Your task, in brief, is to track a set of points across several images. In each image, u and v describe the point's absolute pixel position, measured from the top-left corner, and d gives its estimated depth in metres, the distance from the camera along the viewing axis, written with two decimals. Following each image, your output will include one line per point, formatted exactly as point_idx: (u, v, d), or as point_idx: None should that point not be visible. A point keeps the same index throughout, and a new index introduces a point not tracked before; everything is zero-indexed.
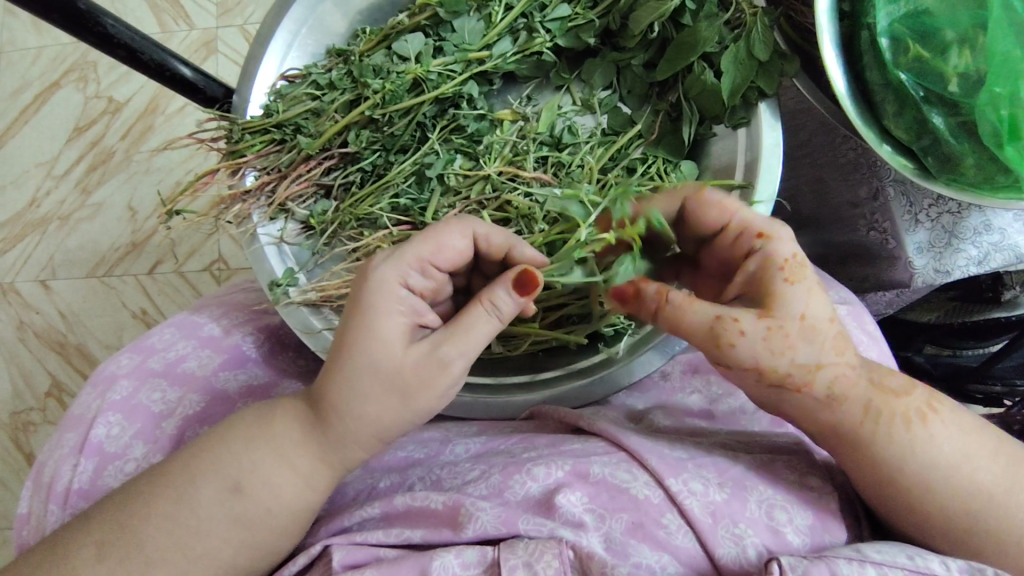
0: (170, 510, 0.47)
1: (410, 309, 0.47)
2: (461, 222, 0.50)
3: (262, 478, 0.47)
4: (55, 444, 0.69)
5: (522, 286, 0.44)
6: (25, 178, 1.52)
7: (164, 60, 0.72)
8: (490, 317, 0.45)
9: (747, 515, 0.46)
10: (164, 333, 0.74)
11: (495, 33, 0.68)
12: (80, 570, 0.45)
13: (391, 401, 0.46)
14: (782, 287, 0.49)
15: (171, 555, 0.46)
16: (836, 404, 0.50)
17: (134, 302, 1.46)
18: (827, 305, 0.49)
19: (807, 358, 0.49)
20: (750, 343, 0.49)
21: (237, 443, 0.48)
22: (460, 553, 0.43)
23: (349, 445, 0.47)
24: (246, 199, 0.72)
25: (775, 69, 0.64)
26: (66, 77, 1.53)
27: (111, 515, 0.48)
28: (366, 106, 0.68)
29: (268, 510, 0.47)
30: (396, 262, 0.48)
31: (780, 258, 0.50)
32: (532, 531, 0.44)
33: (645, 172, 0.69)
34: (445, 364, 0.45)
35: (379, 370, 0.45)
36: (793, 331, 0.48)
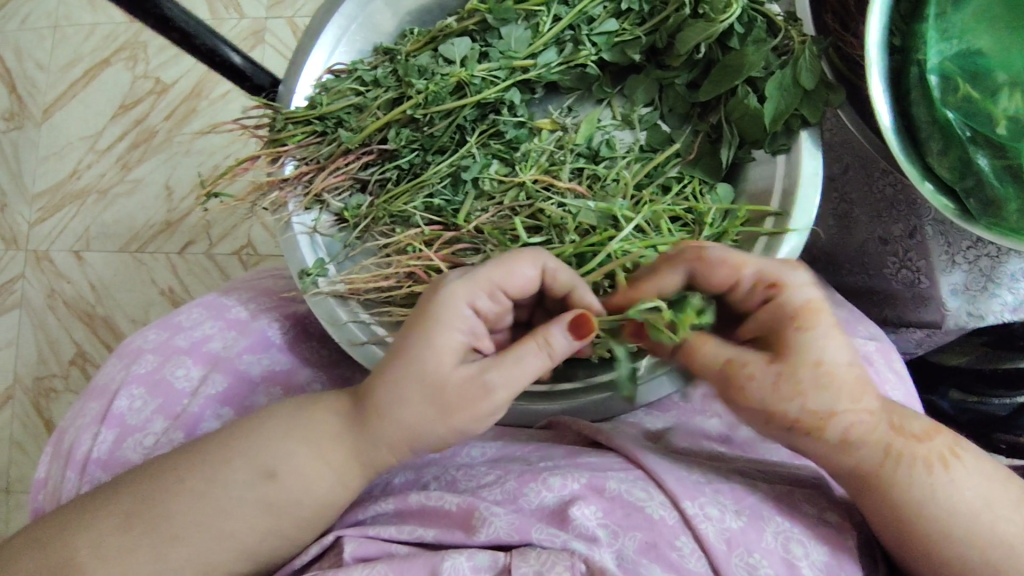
0: (200, 487, 0.46)
1: (470, 329, 0.46)
2: (536, 253, 0.48)
3: (295, 468, 0.47)
4: (76, 413, 0.71)
5: (576, 329, 0.45)
6: (69, 150, 1.57)
7: (216, 45, 0.73)
8: (543, 353, 0.44)
9: (763, 545, 0.46)
10: (192, 312, 0.76)
11: (541, 42, 0.68)
12: (106, 536, 0.46)
13: (429, 412, 0.45)
14: (798, 336, 0.46)
15: (193, 531, 0.46)
16: (852, 451, 0.49)
17: (164, 279, 1.49)
18: (848, 351, 0.46)
19: (820, 405, 0.46)
20: (759, 388, 0.47)
21: (276, 428, 0.48)
22: (472, 556, 0.44)
23: (384, 446, 0.46)
24: (284, 187, 0.73)
25: (820, 99, 0.64)
26: (115, 56, 1.57)
27: (140, 486, 0.48)
28: (408, 105, 0.69)
29: (297, 499, 0.47)
30: (469, 281, 0.47)
31: (794, 306, 0.46)
32: (545, 541, 0.44)
33: (679, 191, 0.69)
34: (489, 390, 0.44)
35: (427, 381, 0.45)
36: (805, 379, 0.46)
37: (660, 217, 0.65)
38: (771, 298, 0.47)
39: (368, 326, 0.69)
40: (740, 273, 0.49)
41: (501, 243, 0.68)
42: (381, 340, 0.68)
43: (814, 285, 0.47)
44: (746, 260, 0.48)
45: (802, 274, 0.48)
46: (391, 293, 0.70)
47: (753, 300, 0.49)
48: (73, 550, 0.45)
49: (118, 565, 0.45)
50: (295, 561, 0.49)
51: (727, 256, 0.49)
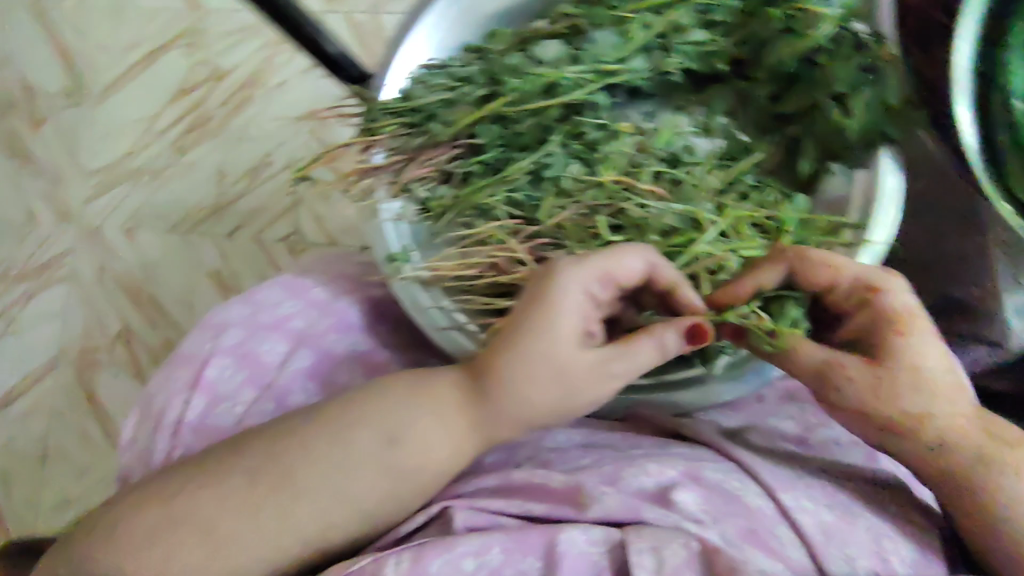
0: (327, 450, 0.51)
1: (587, 319, 0.51)
2: (647, 251, 0.50)
3: (418, 436, 0.52)
4: (164, 380, 0.74)
5: (691, 334, 0.50)
6: (125, 130, 1.59)
7: (319, 36, 0.78)
8: (655, 347, 0.51)
9: (857, 538, 0.50)
10: (272, 290, 0.77)
11: (633, 48, 0.70)
12: (236, 489, 0.51)
13: (555, 393, 0.51)
14: (895, 340, 0.53)
15: (318, 490, 0.51)
16: (946, 452, 0.54)
17: (212, 261, 1.52)
18: (943, 355, 0.54)
19: (914, 407, 0.53)
20: (858, 388, 0.54)
21: (397, 399, 0.53)
22: (586, 530, 0.47)
23: (505, 420, 0.52)
24: (375, 175, 0.77)
25: (907, 118, 0.67)
26: (176, 41, 1.60)
27: (267, 446, 0.53)
28: (500, 102, 0.71)
29: (418, 465, 0.52)
30: (581, 272, 0.50)
31: (894, 310, 0.53)
32: (657, 520, 0.48)
33: (758, 199, 0.70)
34: (609, 376, 0.51)
35: (556, 367, 0.50)
36: (903, 379, 0.53)
37: (742, 223, 0.67)
38: (870, 300, 0.54)
39: (449, 313, 0.72)
40: (841, 278, 0.54)
41: (584, 240, 0.71)
42: (463, 327, 0.71)
43: (909, 289, 0.54)
44: (848, 265, 0.54)
45: (897, 280, 0.54)
46: (473, 283, 0.72)
47: (850, 302, 0.55)
48: (201, 505, 0.51)
49: (248, 518, 0.50)
50: (400, 529, 0.53)
51: (829, 259, 0.54)
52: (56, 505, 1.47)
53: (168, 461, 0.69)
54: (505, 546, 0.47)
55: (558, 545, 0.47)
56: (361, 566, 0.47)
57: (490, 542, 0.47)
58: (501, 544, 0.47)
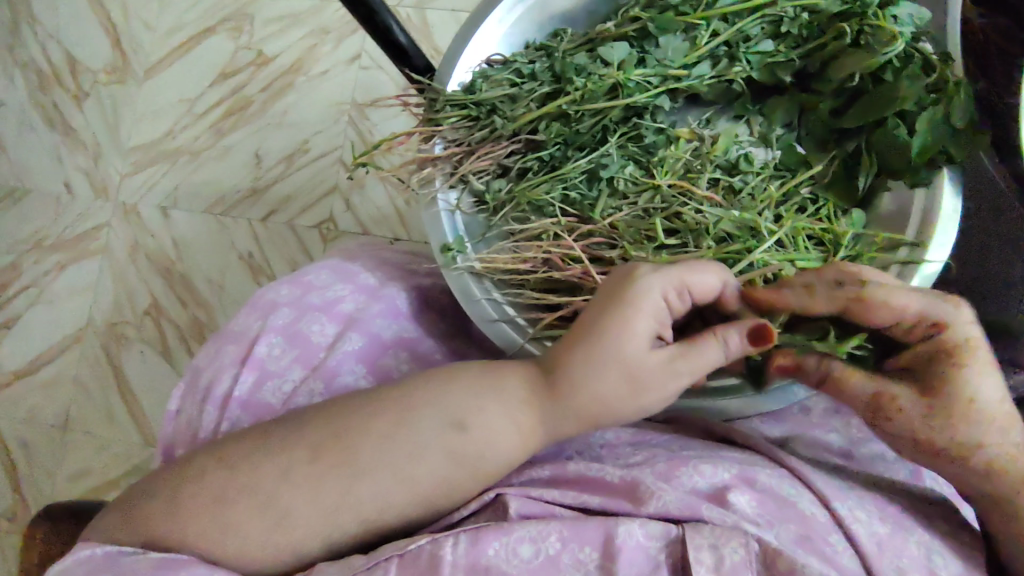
0: (393, 430, 0.51)
1: (660, 317, 0.50)
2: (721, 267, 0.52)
3: (483, 423, 0.51)
4: (213, 354, 0.75)
5: (757, 336, 0.48)
6: (167, 110, 1.61)
7: (390, 26, 0.78)
8: (721, 352, 0.50)
9: (910, 552, 0.49)
10: (321, 273, 0.79)
11: (697, 55, 0.72)
12: (297, 463, 0.52)
13: (622, 390, 0.50)
14: (954, 373, 0.52)
15: (378, 469, 0.51)
16: (994, 476, 0.53)
17: (244, 244, 1.54)
18: (999, 385, 0.52)
19: (966, 438, 0.52)
20: (909, 419, 0.53)
21: (462, 386, 0.52)
22: (645, 524, 0.47)
23: (571, 414, 0.51)
24: (436, 164, 0.77)
25: (966, 140, 0.66)
26: (221, 25, 1.63)
27: (330, 423, 0.53)
28: (564, 100, 0.72)
29: (479, 452, 0.51)
30: (662, 276, 0.51)
31: (955, 341, 0.52)
32: (716, 519, 0.48)
33: (813, 212, 0.72)
34: (677, 376, 0.50)
35: (625, 363, 0.50)
36: (958, 410, 0.52)
37: (801, 233, 0.67)
38: (932, 334, 0.52)
39: (500, 304, 0.72)
40: (904, 311, 0.52)
41: (638, 241, 0.71)
42: (513, 320, 0.71)
43: (972, 320, 0.52)
44: (911, 300, 0.51)
45: (962, 310, 0.52)
46: (526, 277, 0.73)
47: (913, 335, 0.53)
48: (261, 476, 0.52)
49: (306, 491, 0.51)
50: (453, 514, 0.54)
51: (892, 296, 0.51)
52: (75, 475, 1.48)
53: (215, 433, 0.69)
54: (562, 535, 0.47)
55: (615, 540, 0.46)
56: (420, 546, 0.48)
57: (547, 530, 0.47)
58: (558, 532, 0.47)
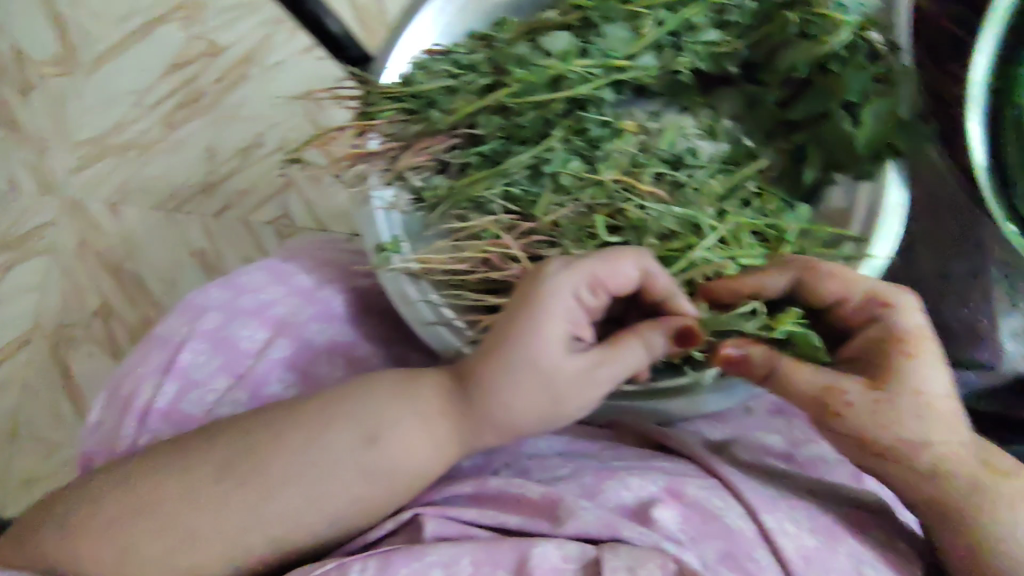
0: (306, 445, 0.52)
1: (575, 321, 0.51)
2: (640, 256, 0.51)
3: (396, 436, 0.52)
4: (135, 361, 0.72)
5: (683, 338, 0.51)
6: (114, 103, 1.49)
7: (319, 14, 0.75)
8: (645, 353, 0.52)
9: (837, 563, 0.48)
10: (254, 273, 0.75)
11: (641, 45, 0.69)
12: (202, 483, 0.52)
13: (543, 399, 0.51)
14: (900, 361, 0.51)
15: (288, 488, 0.52)
16: (937, 479, 0.52)
17: (197, 240, 1.48)
18: (947, 380, 0.51)
19: (913, 433, 0.51)
20: (857, 414, 0.51)
21: (379, 396, 0.54)
22: (561, 545, 0.46)
23: (490, 425, 0.52)
24: (368, 161, 0.74)
25: (915, 132, 0.64)
26: (172, 13, 1.48)
27: (244, 438, 0.54)
28: (503, 92, 0.68)
29: (394, 467, 0.52)
30: (573, 275, 0.51)
31: (902, 330, 0.51)
32: (636, 538, 0.46)
33: (760, 206, 0.69)
34: (598, 381, 0.51)
35: (543, 372, 0.50)
36: (904, 404, 0.50)
37: (743, 229, 0.65)
38: (879, 320, 0.52)
39: (437, 307, 0.69)
40: (848, 293, 0.53)
41: (580, 238, 0.69)
42: (449, 322, 0.69)
43: (920, 309, 0.52)
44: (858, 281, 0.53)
45: (909, 298, 0.52)
46: (465, 277, 0.70)
47: (858, 320, 0.53)
48: (166, 497, 0.52)
49: (211, 512, 0.51)
50: (369, 535, 0.53)
51: (838, 274, 0.53)
52: (24, 481, 1.43)
53: (134, 447, 0.66)
54: (474, 558, 0.46)
55: (530, 561, 0.45)
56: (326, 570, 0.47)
57: (461, 552, 0.46)
58: (472, 555, 0.46)
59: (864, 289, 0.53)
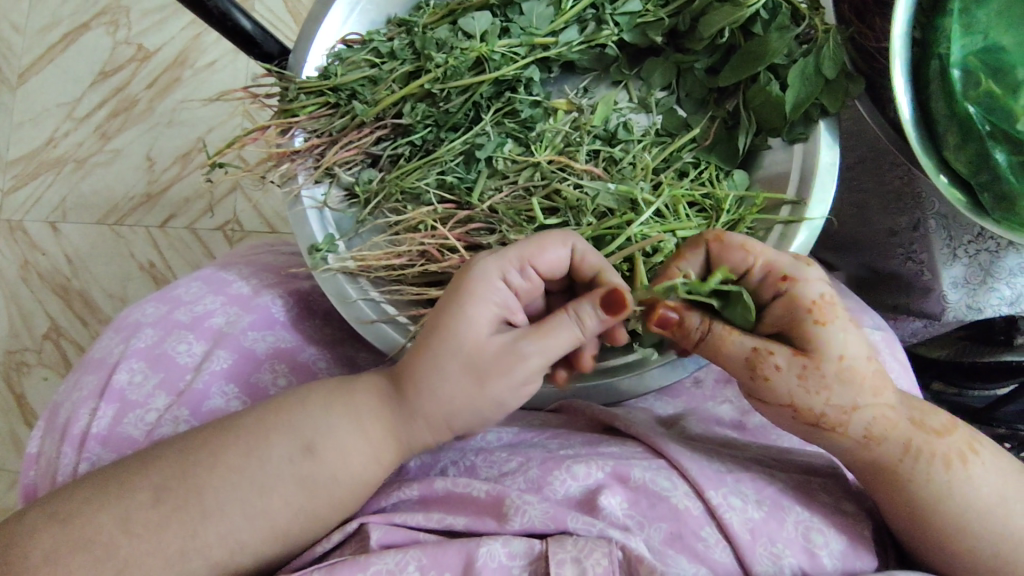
0: (240, 463, 0.51)
1: (502, 300, 0.52)
2: (566, 235, 0.53)
3: (332, 444, 0.52)
4: (72, 387, 0.69)
5: (609, 304, 0.48)
6: (44, 117, 1.37)
7: (228, 10, 0.72)
8: (576, 326, 0.49)
9: (785, 535, 0.51)
10: (191, 285, 0.74)
11: (563, 20, 0.68)
12: (135, 509, 0.50)
13: (466, 380, 0.50)
14: (813, 330, 0.50)
15: (229, 506, 0.50)
16: (874, 445, 0.52)
17: (143, 253, 1.31)
18: (863, 342, 0.51)
19: (842, 400, 0.51)
20: (785, 379, 0.51)
21: (315, 405, 0.53)
22: (507, 544, 0.49)
23: (419, 416, 0.52)
24: (295, 159, 0.72)
25: (841, 88, 0.63)
26: (96, 20, 1.39)
27: (173, 462, 0.52)
28: (426, 79, 0.68)
29: (333, 477, 0.51)
30: (500, 254, 0.52)
31: (809, 299, 0.50)
32: (582, 529, 0.50)
33: (696, 177, 0.68)
34: (521, 358, 0.50)
35: (465, 350, 0.50)
36: (829, 371, 0.50)
37: (680, 201, 0.64)
38: (785, 291, 0.51)
39: (378, 304, 0.68)
40: (754, 263, 0.52)
41: (518, 223, 0.67)
42: (392, 319, 0.67)
43: (823, 277, 0.52)
44: (762, 250, 0.52)
45: (813, 268, 0.52)
46: (403, 272, 0.69)
47: (765, 294, 0.52)
48: (97, 528, 0.49)
49: (146, 539, 0.49)
50: (317, 547, 0.53)
51: (745, 242, 0.52)
52: None
53: (75, 475, 0.62)
54: (421, 563, 0.48)
55: (477, 560, 0.48)
56: None
57: (406, 559, 0.49)
58: (417, 561, 0.49)
59: (764, 260, 0.52)
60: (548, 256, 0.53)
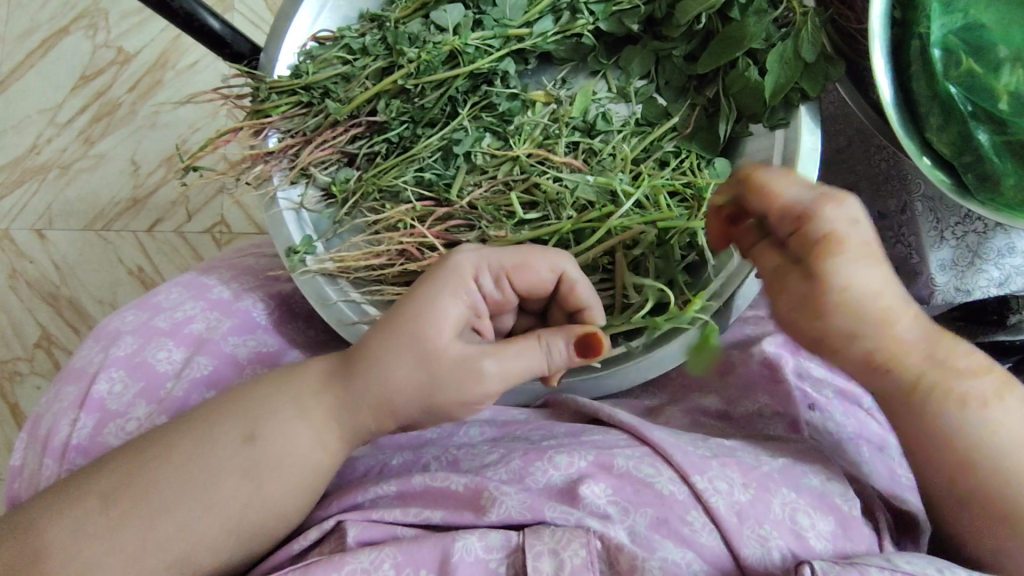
0: (187, 456, 0.52)
1: (472, 305, 0.53)
2: (552, 256, 0.56)
3: (275, 430, 0.53)
4: (52, 398, 0.68)
5: (585, 347, 0.52)
6: (27, 124, 1.35)
7: (194, 10, 0.71)
8: (543, 356, 0.51)
9: (771, 517, 0.51)
10: (171, 291, 0.73)
11: (537, 10, 0.68)
12: (88, 516, 0.51)
13: (415, 372, 0.51)
14: (823, 261, 0.50)
15: (177, 503, 0.51)
16: (885, 372, 0.53)
17: (131, 258, 1.30)
18: (877, 275, 0.51)
19: (844, 327, 0.51)
20: (788, 303, 0.52)
21: (260, 392, 0.55)
22: (483, 537, 0.49)
23: (365, 401, 0.52)
24: (269, 160, 0.71)
25: (821, 71, 0.62)
26: (75, 23, 1.37)
27: (118, 466, 0.53)
28: (399, 75, 0.67)
29: (278, 460, 0.52)
30: (480, 258, 0.54)
31: (821, 232, 0.50)
32: (558, 519, 0.50)
33: (677, 166, 0.67)
34: (480, 372, 0.50)
35: (421, 343, 0.51)
36: (832, 302, 0.50)
37: (660, 192, 0.63)
38: (797, 229, 0.51)
39: (359, 305, 0.67)
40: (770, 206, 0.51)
41: (497, 219, 0.66)
42: (372, 319, 0.65)
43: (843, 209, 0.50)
44: (784, 191, 0.51)
45: (834, 203, 0.50)
46: (383, 272, 0.68)
47: (780, 230, 0.52)
48: (53, 540, 0.50)
49: (101, 543, 0.50)
50: (294, 546, 0.53)
51: (768, 183, 0.51)
52: None
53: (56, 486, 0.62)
54: (396, 561, 0.48)
55: (453, 555, 0.48)
56: None
57: (380, 558, 0.48)
58: (392, 558, 0.49)
59: (784, 202, 0.50)
60: (530, 274, 0.55)
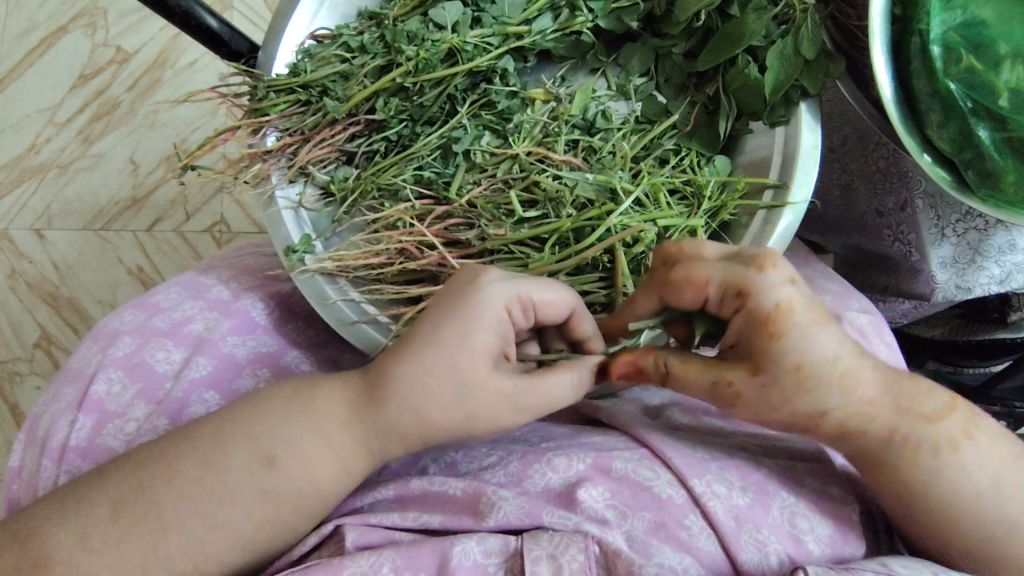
0: (199, 474, 0.52)
1: (502, 336, 0.52)
2: (571, 294, 0.55)
3: (292, 453, 0.52)
4: (51, 398, 0.68)
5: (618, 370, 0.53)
6: (25, 124, 1.35)
7: (191, 8, 0.70)
8: (570, 389, 0.52)
9: (769, 521, 0.51)
10: (170, 291, 0.73)
11: (536, 7, 0.67)
12: (94, 525, 0.51)
13: (448, 403, 0.51)
14: (770, 345, 0.49)
15: (187, 519, 0.51)
16: (852, 438, 0.52)
17: (131, 258, 1.30)
18: (829, 348, 0.49)
19: (813, 405, 0.50)
20: (750, 398, 0.50)
21: (275, 410, 0.53)
22: (482, 542, 0.49)
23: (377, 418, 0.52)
24: (268, 159, 0.71)
25: (820, 68, 0.62)
26: (74, 23, 1.37)
27: (126, 474, 0.53)
28: (397, 73, 0.66)
29: (293, 484, 0.52)
30: (513, 288, 0.53)
31: (765, 312, 0.48)
32: (556, 524, 0.50)
33: (678, 163, 0.67)
34: (514, 407, 0.51)
35: (456, 376, 0.51)
36: (792, 384, 0.49)
37: (660, 190, 0.63)
38: (738, 309, 0.49)
39: (358, 304, 0.67)
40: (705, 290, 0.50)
41: (497, 218, 0.66)
42: (373, 319, 0.66)
43: (780, 283, 0.48)
44: (709, 275, 0.50)
45: (767, 274, 0.48)
46: (382, 271, 0.68)
47: (725, 309, 0.50)
48: (57, 546, 0.51)
49: (107, 554, 0.50)
50: (295, 551, 0.54)
51: (688, 276, 0.50)
52: None
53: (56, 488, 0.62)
54: (395, 565, 0.48)
55: (451, 560, 0.48)
56: None
57: (379, 561, 0.48)
58: (391, 562, 0.48)
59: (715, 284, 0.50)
60: (557, 304, 0.54)
